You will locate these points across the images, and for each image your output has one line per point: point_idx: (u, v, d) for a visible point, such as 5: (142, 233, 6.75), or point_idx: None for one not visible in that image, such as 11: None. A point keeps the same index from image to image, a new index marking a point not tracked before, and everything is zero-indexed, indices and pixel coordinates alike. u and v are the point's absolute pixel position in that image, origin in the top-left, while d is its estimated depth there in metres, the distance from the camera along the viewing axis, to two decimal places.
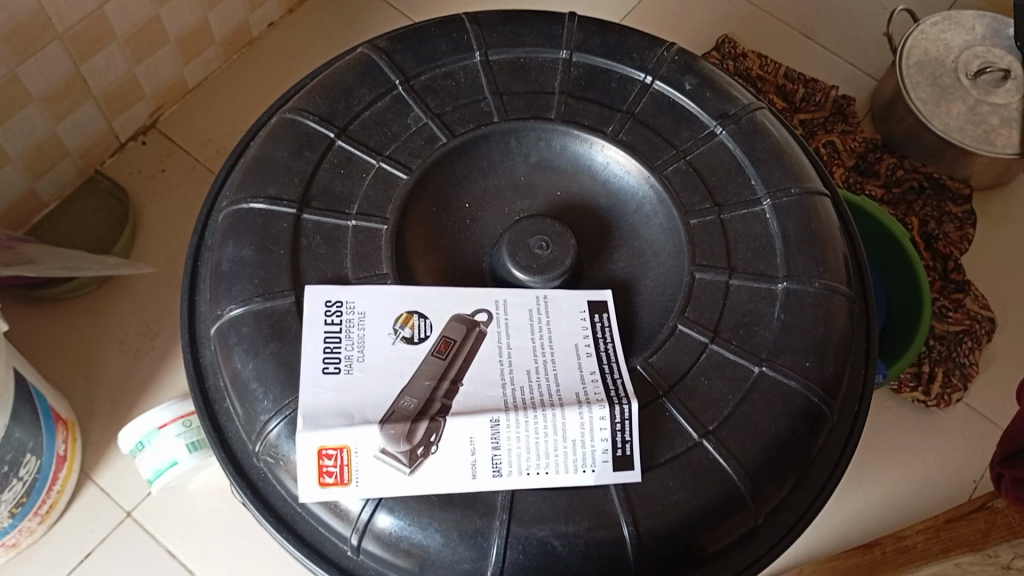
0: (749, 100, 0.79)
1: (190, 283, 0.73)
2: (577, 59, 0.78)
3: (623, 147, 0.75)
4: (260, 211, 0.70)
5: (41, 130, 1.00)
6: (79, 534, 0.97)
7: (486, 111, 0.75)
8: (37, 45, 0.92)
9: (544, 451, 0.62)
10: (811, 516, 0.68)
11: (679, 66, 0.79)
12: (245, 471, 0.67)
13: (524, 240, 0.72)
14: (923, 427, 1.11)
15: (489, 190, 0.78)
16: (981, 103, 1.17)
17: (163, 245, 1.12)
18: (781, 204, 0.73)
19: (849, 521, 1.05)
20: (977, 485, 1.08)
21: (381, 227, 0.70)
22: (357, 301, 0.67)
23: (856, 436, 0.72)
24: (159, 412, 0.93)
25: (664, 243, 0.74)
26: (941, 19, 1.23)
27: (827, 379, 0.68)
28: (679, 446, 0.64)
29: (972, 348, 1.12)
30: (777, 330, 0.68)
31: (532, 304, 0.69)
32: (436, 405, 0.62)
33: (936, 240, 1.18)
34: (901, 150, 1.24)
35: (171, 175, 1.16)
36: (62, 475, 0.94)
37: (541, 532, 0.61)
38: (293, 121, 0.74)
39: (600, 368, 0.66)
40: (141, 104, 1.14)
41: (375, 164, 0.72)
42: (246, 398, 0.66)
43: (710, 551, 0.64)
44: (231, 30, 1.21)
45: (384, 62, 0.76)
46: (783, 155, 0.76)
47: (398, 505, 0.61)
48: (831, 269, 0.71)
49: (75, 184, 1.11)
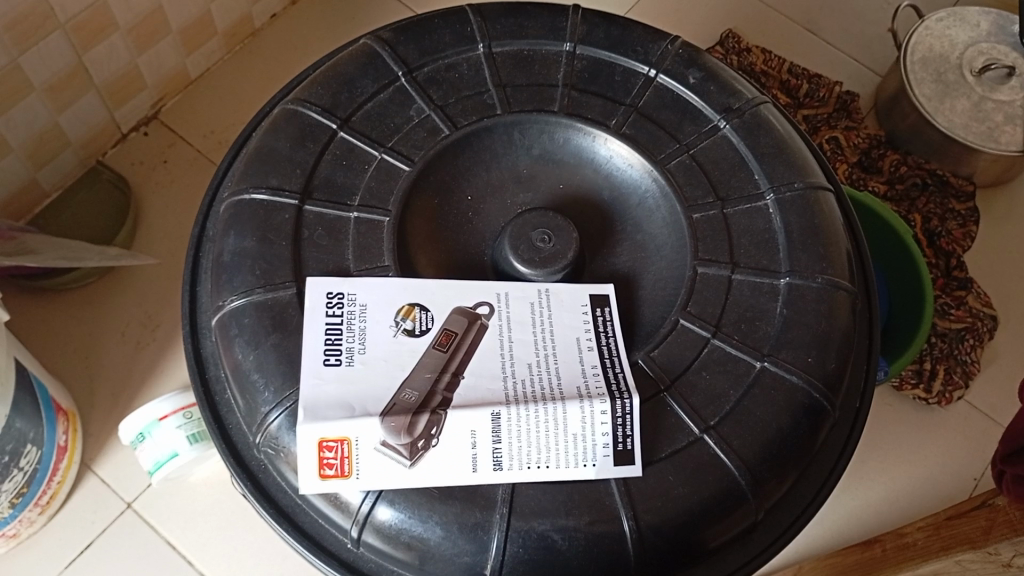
0: (753, 94, 0.79)
1: (191, 274, 0.73)
2: (580, 52, 0.77)
3: (625, 140, 0.75)
4: (261, 202, 0.69)
5: (43, 120, 1.00)
6: (79, 526, 0.97)
7: (488, 103, 0.75)
8: (39, 34, 0.91)
9: (545, 444, 0.62)
10: (811, 513, 0.68)
11: (682, 59, 0.78)
12: (244, 462, 0.67)
13: (526, 233, 0.72)
14: (923, 424, 1.11)
15: (491, 182, 0.78)
16: (986, 100, 1.17)
17: (163, 237, 1.11)
18: (785, 199, 0.73)
19: (849, 517, 1.05)
20: (977, 483, 1.08)
21: (382, 219, 0.69)
22: (358, 293, 0.67)
23: (859, 431, 0.71)
24: (159, 403, 0.93)
25: (666, 238, 0.74)
26: (946, 16, 1.23)
27: (830, 376, 0.68)
28: (680, 440, 0.64)
29: (974, 346, 1.12)
30: (779, 326, 0.68)
31: (534, 298, 0.69)
32: (437, 398, 0.62)
33: (938, 237, 1.17)
34: (904, 146, 1.24)
35: (172, 166, 1.16)
36: (62, 465, 0.94)
37: (542, 526, 0.61)
38: (295, 112, 0.73)
39: (601, 362, 0.66)
40: (143, 95, 1.14)
41: (376, 156, 0.72)
42: (246, 389, 0.65)
43: (709, 546, 0.64)
44: (233, 22, 1.20)
45: (386, 54, 0.76)
46: (787, 149, 0.76)
47: (398, 498, 0.61)
48: (833, 264, 0.71)
49: (76, 174, 1.11)
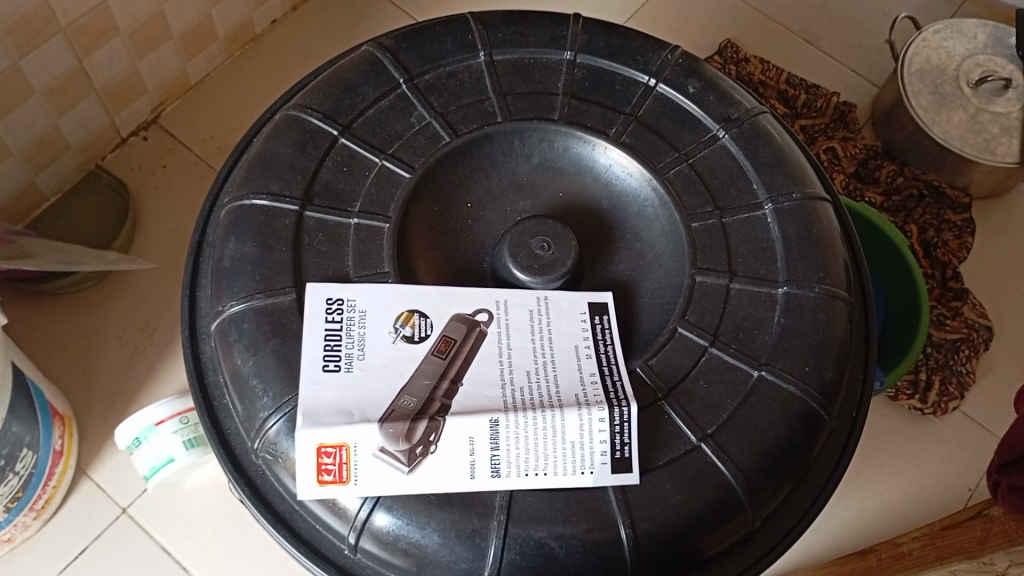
0: (752, 104, 0.79)
1: (191, 279, 0.73)
2: (581, 61, 0.78)
3: (625, 149, 0.75)
4: (261, 208, 0.70)
5: (43, 124, 1.00)
6: (74, 530, 0.97)
7: (489, 111, 0.75)
8: (40, 38, 0.92)
9: (543, 452, 0.62)
10: (808, 522, 0.68)
11: (682, 69, 0.79)
12: (243, 467, 0.67)
13: (525, 241, 0.72)
14: (919, 434, 1.11)
15: (490, 190, 0.78)
16: (982, 112, 1.18)
17: (162, 241, 1.11)
18: (783, 209, 0.73)
19: (845, 527, 1.05)
20: (973, 493, 1.08)
21: (383, 226, 0.70)
22: (357, 299, 0.67)
23: (855, 440, 0.72)
24: (156, 408, 0.93)
25: (665, 246, 0.74)
26: (943, 28, 1.24)
27: (827, 385, 0.68)
28: (678, 448, 0.64)
29: (969, 356, 1.12)
30: (777, 335, 0.69)
31: (533, 305, 0.69)
32: (436, 404, 0.62)
33: (935, 247, 1.18)
34: (901, 157, 1.24)
35: (172, 171, 1.16)
36: (58, 469, 0.94)
37: (539, 533, 0.61)
38: (296, 118, 0.74)
39: (599, 370, 0.66)
40: (143, 100, 1.14)
41: (377, 163, 0.72)
42: (245, 394, 0.65)
43: (706, 555, 0.64)
44: (234, 27, 1.21)
45: (387, 61, 0.76)
46: (785, 159, 0.76)
47: (396, 504, 0.61)
48: (831, 274, 0.72)
49: (75, 178, 1.11)
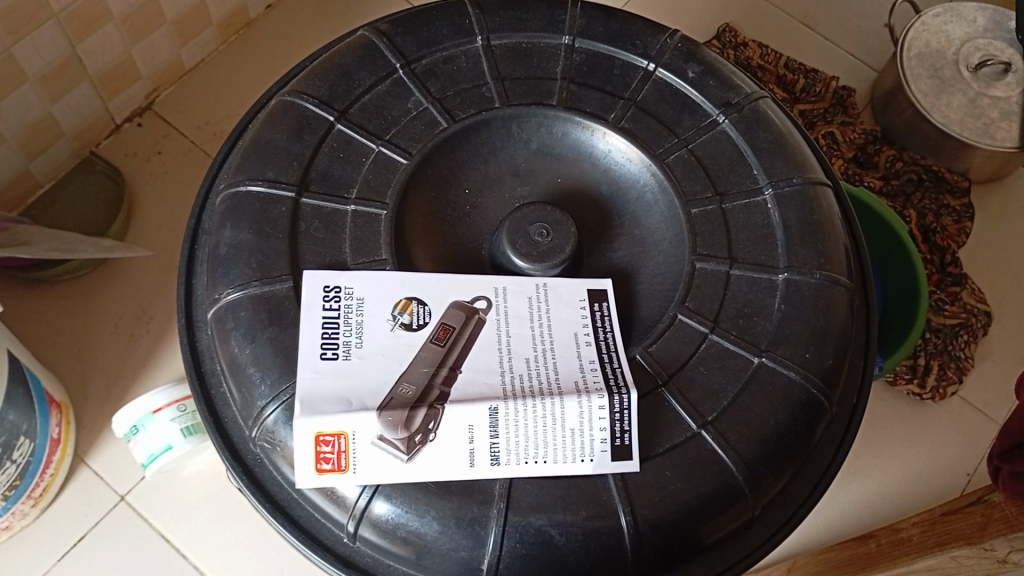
0: (752, 88, 0.78)
1: (188, 265, 0.73)
2: (579, 45, 0.77)
3: (624, 134, 0.74)
4: (258, 194, 0.69)
5: (36, 110, 0.99)
6: (72, 518, 0.97)
7: (487, 96, 0.74)
8: (33, 23, 0.91)
9: (543, 439, 0.62)
10: (808, 508, 0.68)
11: (681, 53, 0.78)
12: (239, 454, 0.67)
13: (523, 227, 0.71)
14: (918, 420, 1.11)
15: (488, 176, 0.78)
16: (982, 96, 1.17)
17: (158, 228, 1.11)
18: (783, 194, 0.73)
19: (843, 512, 1.06)
20: (971, 478, 1.09)
21: (380, 213, 0.69)
22: (355, 286, 0.66)
23: (855, 426, 0.72)
24: (154, 396, 0.92)
25: (664, 232, 0.74)
26: (943, 11, 1.23)
27: (827, 372, 0.68)
28: (678, 435, 0.64)
29: (968, 341, 1.13)
30: (777, 321, 0.68)
31: (532, 292, 0.69)
32: (434, 392, 0.62)
33: (934, 233, 1.18)
34: (900, 141, 1.24)
35: (167, 157, 1.15)
36: (55, 457, 0.94)
37: (539, 521, 0.61)
38: (292, 104, 0.73)
39: (599, 358, 0.66)
40: (138, 85, 1.13)
41: (374, 149, 0.71)
42: (243, 382, 0.65)
43: (707, 541, 0.64)
44: (228, 12, 1.19)
45: (384, 46, 0.75)
46: (786, 145, 0.76)
47: (395, 493, 0.61)
48: (832, 260, 0.71)
49: (69, 165, 1.10)
